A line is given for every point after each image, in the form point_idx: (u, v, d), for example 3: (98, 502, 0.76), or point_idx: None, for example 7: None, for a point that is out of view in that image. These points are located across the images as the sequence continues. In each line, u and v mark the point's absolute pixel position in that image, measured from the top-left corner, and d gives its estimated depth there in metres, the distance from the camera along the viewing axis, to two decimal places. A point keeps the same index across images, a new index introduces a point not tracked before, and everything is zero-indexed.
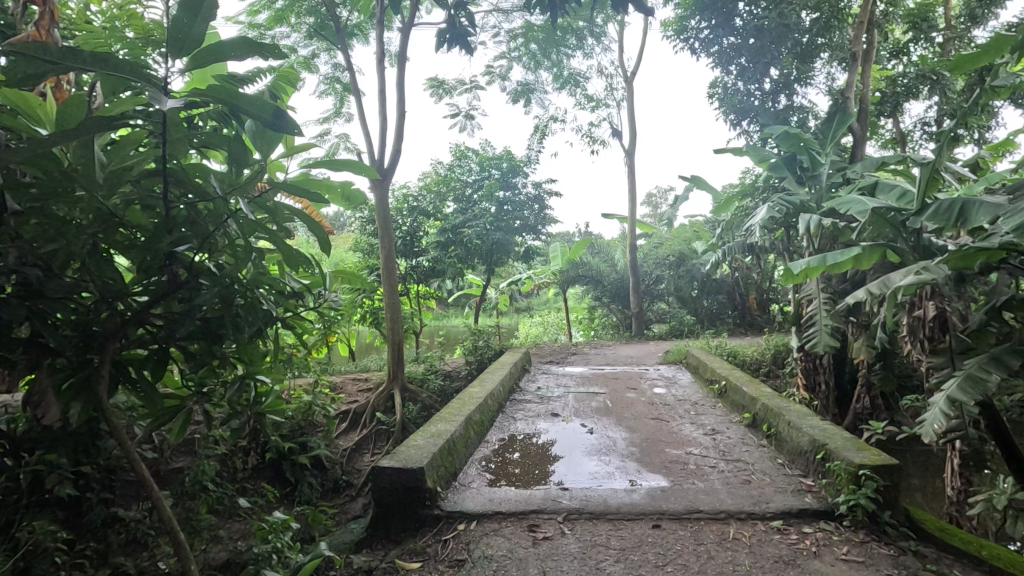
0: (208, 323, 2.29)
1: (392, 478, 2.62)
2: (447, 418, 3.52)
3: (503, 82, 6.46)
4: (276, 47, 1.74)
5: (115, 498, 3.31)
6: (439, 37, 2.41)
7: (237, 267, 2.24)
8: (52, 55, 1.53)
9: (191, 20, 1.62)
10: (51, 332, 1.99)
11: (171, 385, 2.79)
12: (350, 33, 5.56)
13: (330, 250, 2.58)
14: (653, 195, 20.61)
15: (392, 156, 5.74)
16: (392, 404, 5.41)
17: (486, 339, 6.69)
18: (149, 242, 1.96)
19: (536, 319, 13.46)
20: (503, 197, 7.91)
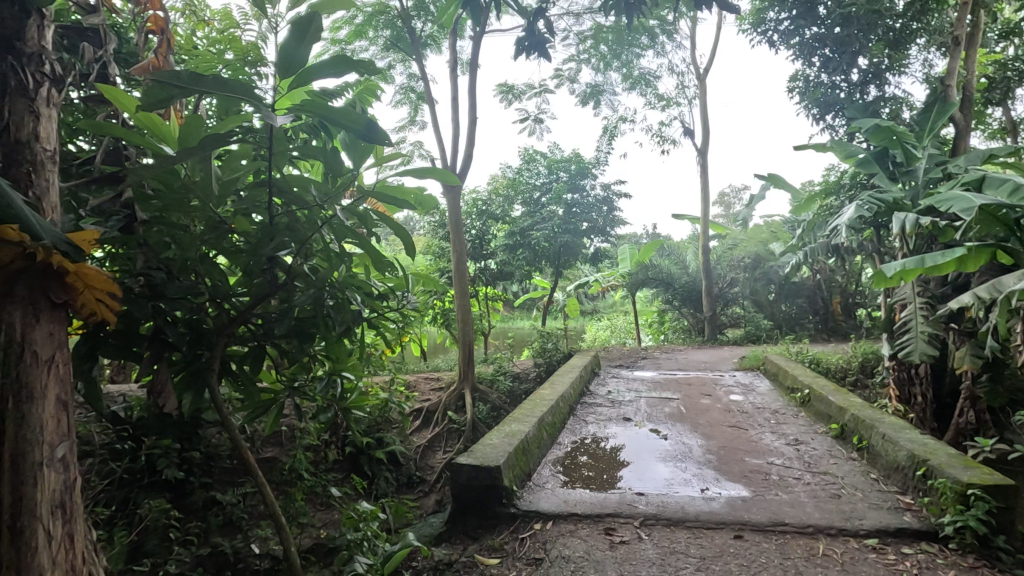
0: (302, 323, 2.45)
1: (470, 476, 2.70)
2: (520, 418, 3.57)
3: (572, 85, 6.46)
4: (370, 63, 1.85)
5: (215, 483, 3.57)
6: (518, 45, 2.46)
7: (329, 270, 2.40)
8: (182, 79, 1.71)
9: (297, 43, 1.76)
10: (170, 329, 2.22)
11: (267, 380, 3.00)
12: (424, 44, 5.74)
13: (414, 254, 2.71)
14: (724, 196, 19.83)
15: (464, 161, 5.89)
16: (463, 403, 5.54)
17: (555, 341, 6.70)
18: (255, 248, 2.14)
19: (602, 323, 13.27)
20: (571, 200, 7.92)
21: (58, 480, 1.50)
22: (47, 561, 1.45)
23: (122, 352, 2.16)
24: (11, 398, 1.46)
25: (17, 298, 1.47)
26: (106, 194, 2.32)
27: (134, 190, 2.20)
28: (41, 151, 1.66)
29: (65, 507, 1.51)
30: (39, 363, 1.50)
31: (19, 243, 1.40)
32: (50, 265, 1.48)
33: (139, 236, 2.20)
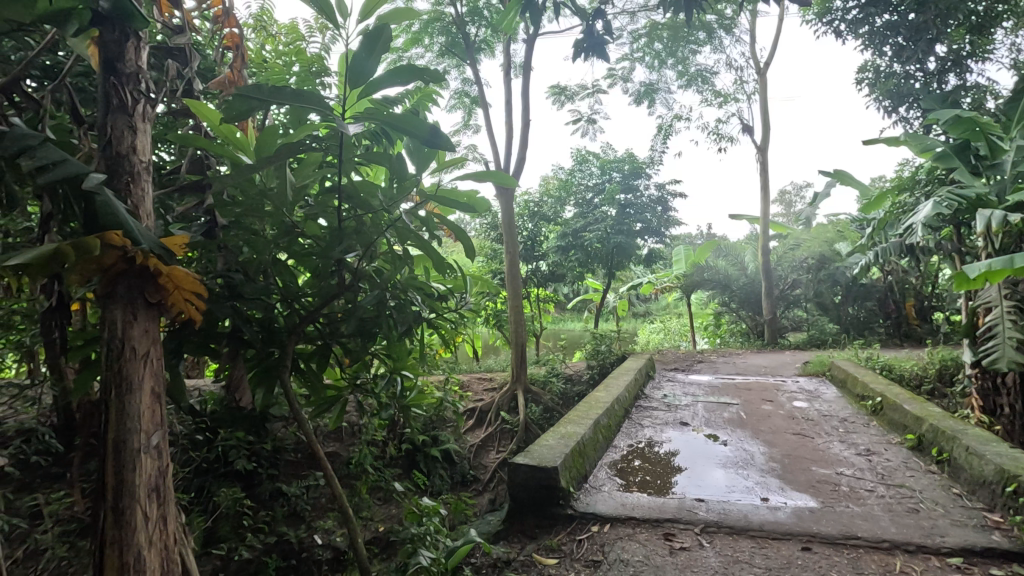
0: (366, 322, 2.55)
1: (527, 475, 2.73)
2: (576, 420, 3.56)
3: (625, 84, 6.38)
4: (433, 71, 1.90)
5: (280, 474, 3.72)
6: (576, 46, 2.47)
7: (392, 272, 2.48)
8: (262, 92, 1.83)
9: (366, 55, 1.83)
10: (246, 326, 2.35)
11: (332, 377, 3.13)
12: (477, 49, 5.81)
13: (473, 255, 2.76)
14: (785, 194, 19.08)
15: (517, 163, 5.93)
16: (516, 404, 5.57)
17: (608, 344, 6.62)
18: (325, 250, 2.25)
19: (655, 325, 13.02)
20: (625, 200, 7.72)
21: (152, 466, 1.62)
22: (144, 541, 1.56)
23: (204, 349, 2.32)
24: (114, 389, 1.60)
25: (119, 297, 1.62)
26: (189, 201, 2.48)
27: (215, 197, 2.35)
28: (139, 162, 1.81)
29: (159, 491, 1.63)
30: (137, 357, 1.63)
31: (122, 247, 1.55)
32: (146, 267, 1.62)
33: (219, 240, 2.35)
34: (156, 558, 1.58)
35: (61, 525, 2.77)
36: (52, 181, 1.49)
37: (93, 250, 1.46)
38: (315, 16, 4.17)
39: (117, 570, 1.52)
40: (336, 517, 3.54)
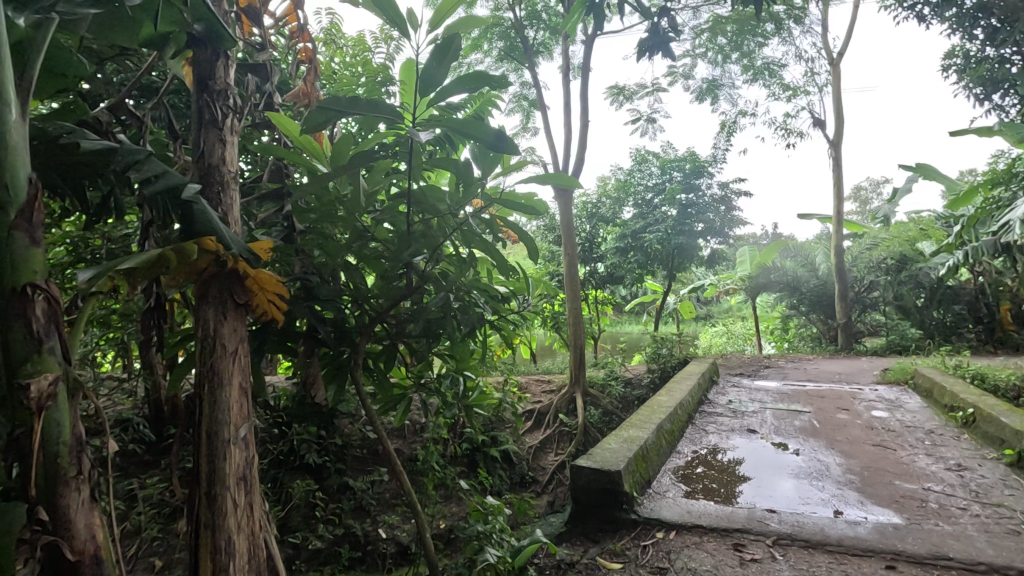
0: (432, 323, 2.62)
1: (590, 478, 2.72)
2: (638, 424, 3.51)
3: (686, 81, 6.23)
4: (498, 78, 1.94)
5: (347, 469, 3.86)
6: (641, 46, 2.45)
7: (457, 274, 2.55)
8: (339, 104, 1.93)
9: (436, 65, 1.89)
10: (321, 326, 2.48)
11: (397, 375, 3.24)
12: (536, 51, 5.83)
13: (536, 257, 2.78)
14: (859, 190, 17.99)
15: (576, 165, 5.92)
16: (574, 407, 5.54)
17: (670, 347, 6.46)
18: (395, 253, 2.34)
19: (718, 328, 12.56)
20: (686, 201, 7.34)
21: (241, 455, 1.73)
22: (234, 525, 1.67)
23: (282, 347, 2.46)
24: (208, 383, 1.72)
25: (211, 298, 1.75)
26: (268, 208, 2.63)
27: (293, 204, 2.49)
28: (228, 172, 1.95)
29: (246, 480, 1.74)
30: (227, 353, 1.75)
31: (216, 252, 1.67)
32: (235, 270, 1.74)
33: (297, 244, 2.48)
34: (244, 543, 1.69)
35: (154, 508, 3.04)
36: (156, 192, 1.62)
37: (191, 254, 1.58)
38: (381, 27, 4.33)
39: (210, 552, 1.63)
40: (401, 512, 3.65)
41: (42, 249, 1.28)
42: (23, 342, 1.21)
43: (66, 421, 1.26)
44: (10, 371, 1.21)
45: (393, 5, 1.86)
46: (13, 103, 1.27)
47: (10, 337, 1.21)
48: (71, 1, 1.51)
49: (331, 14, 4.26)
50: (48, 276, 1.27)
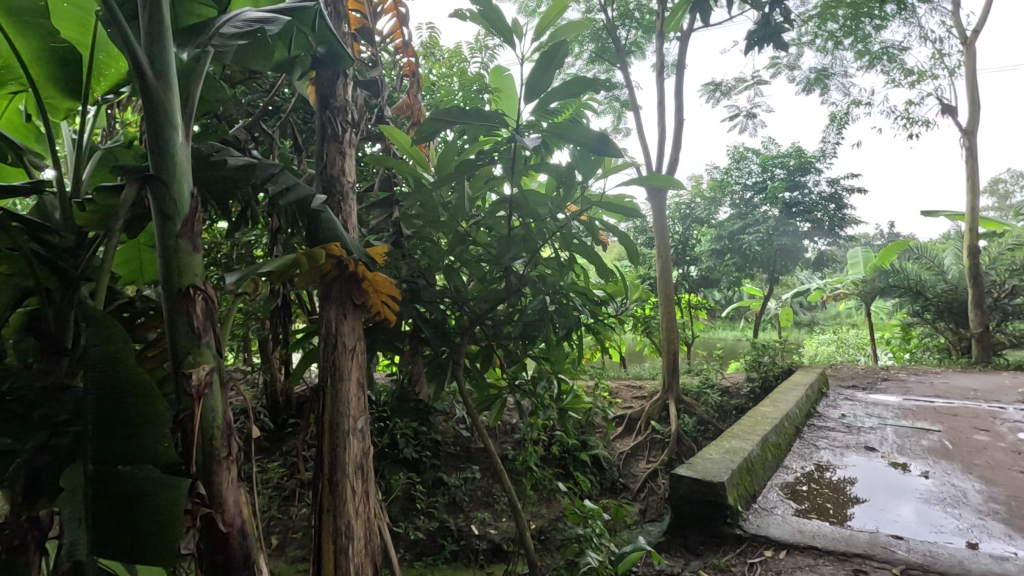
0: (529, 326, 2.67)
1: (691, 488, 2.64)
2: (742, 435, 3.34)
3: (791, 72, 5.84)
4: (602, 81, 1.95)
5: (441, 464, 4.00)
6: (748, 39, 2.35)
7: (558, 277, 2.57)
8: (450, 114, 2.05)
9: (543, 70, 1.94)
10: (426, 326, 2.60)
11: (493, 375, 3.32)
12: (627, 52, 5.73)
13: (635, 259, 2.74)
14: (998, 184, 15.90)
15: (669, 165, 5.75)
16: (667, 414, 5.36)
17: (772, 355, 6.09)
18: (496, 257, 2.40)
19: (825, 336, 11.61)
20: (790, 199, 6.81)
21: (358, 446, 1.85)
22: (352, 510, 1.79)
23: (390, 346, 2.61)
24: (330, 377, 1.87)
25: (333, 299, 1.91)
26: (378, 215, 2.79)
27: (400, 211, 2.64)
28: (347, 184, 2.10)
29: (363, 469, 1.85)
30: (346, 350, 1.90)
31: (339, 257, 1.81)
32: (355, 273, 1.88)
33: (404, 248, 2.61)
34: (361, 528, 1.80)
35: (271, 490, 3.34)
36: (289, 202, 1.79)
37: (320, 259, 1.73)
38: (476, 37, 4.47)
39: (332, 533, 1.76)
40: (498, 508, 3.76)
41: (201, 254, 1.45)
42: (186, 336, 1.38)
43: (219, 407, 1.41)
44: (176, 361, 1.38)
45: (501, 17, 1.92)
46: (180, 124, 1.45)
47: (176, 332, 1.38)
48: (225, 35, 1.67)
49: (431, 28, 4.46)
50: (205, 278, 1.44)
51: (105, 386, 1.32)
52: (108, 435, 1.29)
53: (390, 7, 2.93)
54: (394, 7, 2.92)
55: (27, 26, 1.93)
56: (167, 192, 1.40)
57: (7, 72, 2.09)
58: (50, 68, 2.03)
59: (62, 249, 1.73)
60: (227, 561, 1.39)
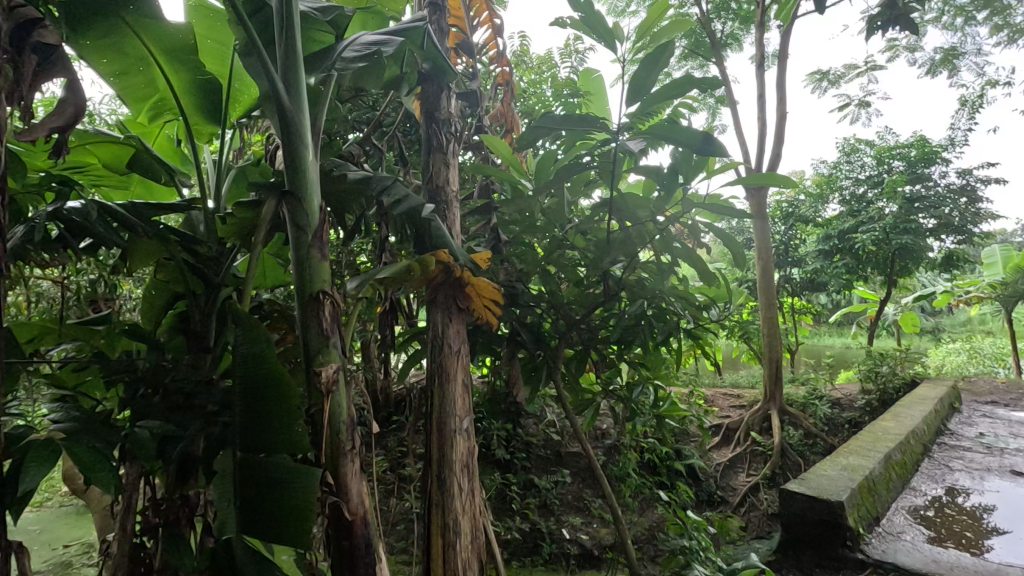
0: (629, 330, 2.65)
1: (804, 506, 2.48)
2: (861, 451, 3.08)
3: (912, 54, 5.31)
4: (707, 78, 1.91)
5: (533, 466, 4.04)
6: (868, 25, 2.21)
7: (659, 281, 2.52)
8: (555, 120, 2.07)
9: (648, 70, 1.93)
10: (524, 330, 2.66)
11: (587, 380, 3.31)
12: (723, 45, 5.48)
13: (741, 262, 2.63)
14: None
15: (770, 161, 5.43)
16: (769, 425, 5.04)
17: (891, 365, 5.55)
18: (596, 261, 2.41)
19: (954, 344, 10.36)
20: (911, 193, 6.05)
21: (465, 445, 1.92)
22: (459, 507, 1.86)
23: (488, 348, 2.69)
24: (438, 377, 1.97)
25: (440, 303, 2.00)
26: (475, 221, 2.86)
27: (499, 217, 2.71)
28: (451, 193, 2.20)
29: (469, 468, 1.92)
30: (452, 352, 1.98)
31: (447, 263, 1.90)
32: (460, 278, 1.96)
33: (501, 254, 2.68)
34: (467, 524, 1.87)
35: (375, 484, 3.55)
36: (400, 212, 1.91)
37: (430, 265, 1.82)
38: (566, 41, 4.47)
39: (441, 528, 1.84)
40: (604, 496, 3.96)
41: (328, 262, 1.58)
42: (317, 336, 1.50)
43: (345, 404, 1.53)
44: (308, 360, 1.51)
45: (603, 22, 1.93)
46: (310, 143, 1.59)
47: (309, 332, 1.51)
48: (347, 59, 1.81)
49: (522, 37, 4.53)
50: (332, 284, 1.57)
51: (250, 380, 1.47)
52: (252, 425, 1.43)
53: (486, 19, 3.01)
54: (489, 19, 3.00)
55: (181, 63, 2.17)
56: (301, 207, 1.54)
57: (162, 103, 2.38)
58: (196, 99, 2.29)
59: (208, 258, 1.95)
60: (352, 547, 1.50)
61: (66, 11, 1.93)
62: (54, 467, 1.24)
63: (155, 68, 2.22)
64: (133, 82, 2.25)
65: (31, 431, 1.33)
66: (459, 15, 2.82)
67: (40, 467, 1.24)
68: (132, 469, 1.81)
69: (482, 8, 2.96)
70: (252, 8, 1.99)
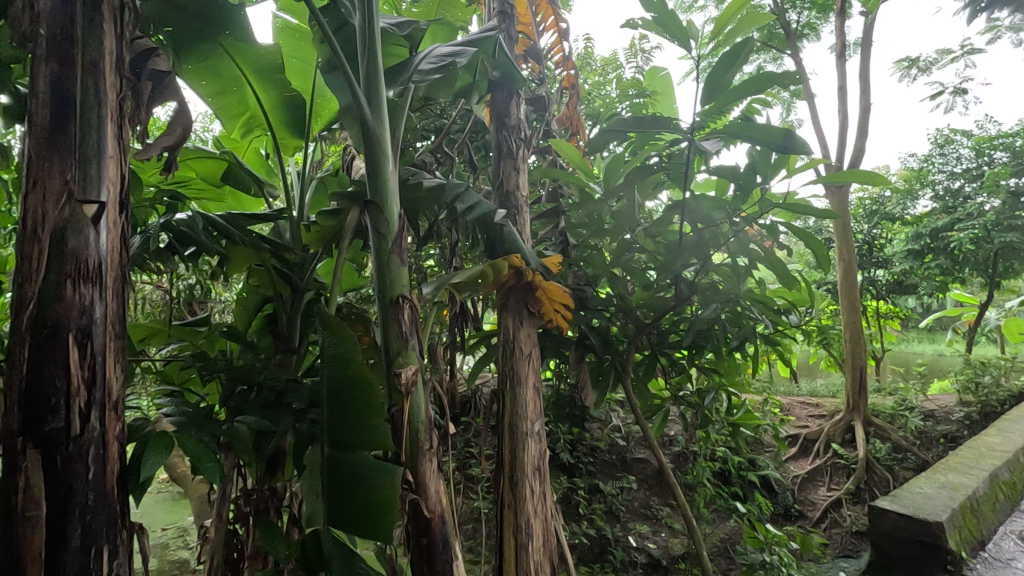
0: (702, 335, 2.58)
1: (898, 524, 2.36)
2: (962, 469, 2.84)
3: (1018, 34, 4.84)
4: (788, 73, 1.83)
5: (599, 471, 4.00)
6: (971, 8, 2.04)
7: (736, 284, 2.44)
8: (626, 122, 2.04)
9: (725, 67, 1.88)
10: (592, 334, 2.65)
11: (656, 387, 3.24)
12: (799, 36, 5.20)
13: (826, 264, 2.49)
14: None
15: (852, 156, 5.12)
16: (852, 436, 4.74)
17: (995, 375, 5.07)
18: (667, 265, 2.37)
19: None
20: (1017, 186, 5.49)
21: (536, 448, 1.94)
22: (531, 509, 1.88)
23: (556, 352, 2.70)
24: (509, 380, 2.00)
25: (511, 307, 2.03)
26: (542, 224, 2.87)
27: (567, 221, 2.70)
28: (521, 198, 2.22)
29: (540, 471, 1.93)
30: (523, 355, 2.00)
31: (519, 267, 1.92)
32: (531, 282, 1.98)
33: (570, 257, 2.64)
34: (539, 527, 1.88)
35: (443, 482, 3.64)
36: (473, 217, 1.95)
37: (503, 269, 1.85)
38: (632, 41, 4.41)
39: (513, 529, 1.86)
40: (671, 505, 3.93)
41: (405, 267, 1.64)
42: (397, 339, 1.56)
43: (423, 405, 1.58)
44: (389, 361, 1.57)
45: (677, 19, 1.89)
46: (389, 155, 1.66)
47: (390, 335, 1.58)
48: (423, 71, 1.88)
49: (586, 39, 4.50)
50: (411, 288, 1.63)
51: (337, 381, 1.54)
52: (338, 422, 1.51)
53: (552, 24, 2.99)
54: (554, 24, 2.97)
55: (270, 82, 2.32)
56: (381, 215, 1.61)
57: (252, 119, 2.55)
58: (283, 114, 2.45)
59: (295, 265, 2.07)
60: (430, 544, 1.55)
61: (173, 39, 2.02)
62: (169, 456, 1.36)
63: (247, 88, 2.38)
64: (227, 101, 2.43)
65: (148, 423, 1.46)
66: (527, 22, 2.83)
67: (159, 454, 1.37)
68: (229, 460, 1.96)
69: (548, 14, 2.95)
70: (335, 25, 2.09)
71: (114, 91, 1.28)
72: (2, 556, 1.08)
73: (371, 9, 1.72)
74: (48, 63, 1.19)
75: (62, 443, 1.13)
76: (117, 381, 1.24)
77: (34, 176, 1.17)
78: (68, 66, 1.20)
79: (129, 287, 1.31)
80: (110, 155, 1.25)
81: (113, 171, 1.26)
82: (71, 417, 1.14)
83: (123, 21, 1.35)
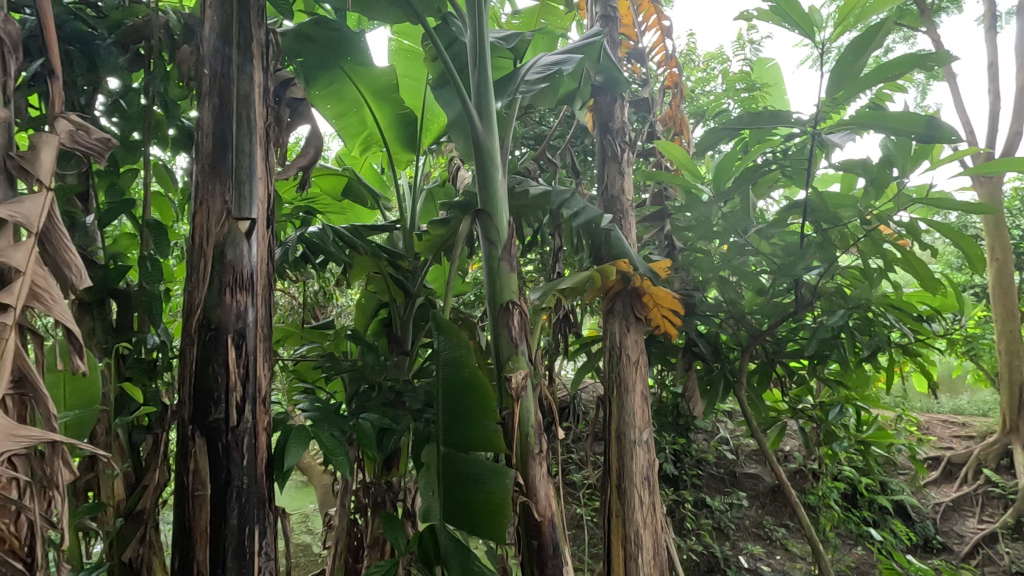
0: (825, 344, 2.38)
1: None
2: None
3: None
4: (933, 52, 1.65)
5: (707, 485, 3.81)
6: None
7: (866, 288, 2.23)
8: (741, 119, 1.94)
9: (856, 53, 1.73)
10: (701, 341, 2.53)
11: (772, 398, 3.03)
12: (937, 11, 4.66)
13: (979, 265, 2.20)
14: None
15: (1005, 142, 4.48)
16: (1010, 463, 4.14)
17: None
18: (787, 267, 2.17)
19: None
20: None
21: (644, 457, 1.89)
22: (640, 518, 1.83)
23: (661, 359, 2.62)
24: (616, 386, 1.97)
25: (617, 312, 2.00)
26: (646, 228, 2.79)
27: (672, 224, 2.61)
28: (627, 202, 2.19)
29: (649, 481, 1.88)
30: (630, 362, 1.96)
31: (626, 272, 1.89)
32: (638, 288, 1.94)
33: (677, 262, 2.54)
34: (649, 538, 1.83)
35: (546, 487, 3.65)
36: (579, 222, 1.95)
37: (611, 274, 1.83)
38: (738, 32, 4.20)
39: (622, 538, 1.83)
40: (787, 527, 3.70)
41: (515, 272, 1.68)
42: (507, 343, 1.60)
43: (533, 409, 1.61)
44: (500, 365, 1.61)
45: (798, 6, 1.77)
46: (499, 165, 1.71)
47: (500, 339, 1.62)
48: (530, 81, 1.92)
49: (689, 35, 4.35)
50: (520, 294, 1.66)
51: (451, 383, 1.61)
52: (453, 423, 1.57)
53: (654, 22, 2.94)
54: (657, 22, 2.93)
55: (386, 102, 2.49)
56: (492, 223, 1.66)
57: (370, 137, 2.74)
58: (397, 131, 2.61)
59: (408, 272, 2.19)
60: (541, 547, 1.57)
61: (304, 67, 2.23)
62: (307, 448, 1.49)
63: (365, 108, 2.57)
64: (348, 121, 2.63)
65: (288, 417, 1.62)
66: (629, 23, 2.80)
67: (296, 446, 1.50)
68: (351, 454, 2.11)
69: (650, 12, 2.90)
70: (446, 43, 2.20)
71: (262, 119, 1.43)
72: (180, 525, 1.26)
73: (481, 25, 1.78)
74: (211, 99, 1.36)
75: (222, 432, 1.28)
76: (266, 378, 1.39)
77: (201, 197, 1.34)
78: (226, 100, 1.37)
79: (274, 294, 1.46)
80: (260, 177, 1.40)
81: (262, 190, 1.42)
82: (230, 409, 1.29)
83: (268, 56, 1.51)
